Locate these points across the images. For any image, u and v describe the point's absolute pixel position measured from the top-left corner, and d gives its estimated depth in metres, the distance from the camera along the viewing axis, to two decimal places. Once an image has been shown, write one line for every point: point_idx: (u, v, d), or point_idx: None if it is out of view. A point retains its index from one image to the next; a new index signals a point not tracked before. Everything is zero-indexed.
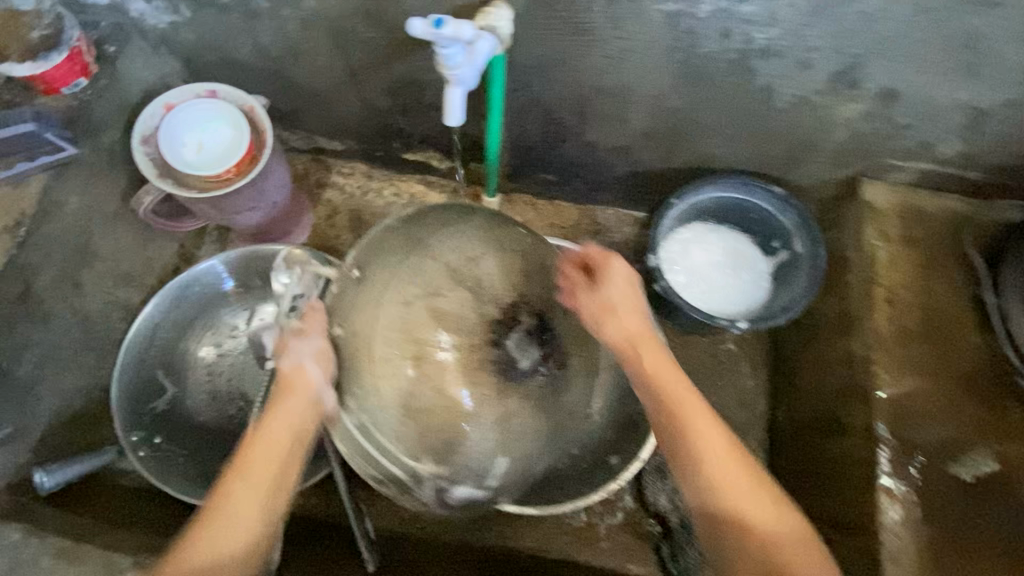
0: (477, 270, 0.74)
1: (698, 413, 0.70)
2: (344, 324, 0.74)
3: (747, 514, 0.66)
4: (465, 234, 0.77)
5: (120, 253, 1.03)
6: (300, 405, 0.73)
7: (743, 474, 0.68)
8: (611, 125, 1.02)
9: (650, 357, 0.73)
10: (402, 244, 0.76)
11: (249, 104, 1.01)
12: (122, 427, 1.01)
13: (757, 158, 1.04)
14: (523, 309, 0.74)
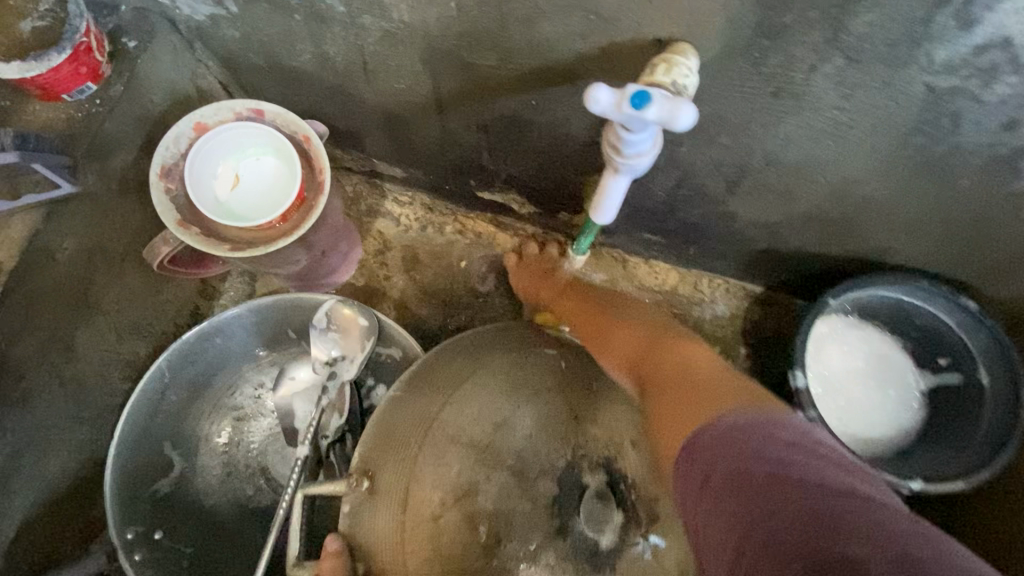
0: (510, 439, 0.69)
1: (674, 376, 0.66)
2: (372, 542, 0.66)
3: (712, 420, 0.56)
4: (487, 401, 0.70)
5: (128, 301, 0.83)
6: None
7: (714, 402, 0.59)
8: (768, 201, 0.78)
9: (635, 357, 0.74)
10: (415, 431, 0.68)
11: (302, 132, 0.77)
12: (116, 523, 0.82)
13: (951, 262, 0.80)
14: (584, 469, 0.68)
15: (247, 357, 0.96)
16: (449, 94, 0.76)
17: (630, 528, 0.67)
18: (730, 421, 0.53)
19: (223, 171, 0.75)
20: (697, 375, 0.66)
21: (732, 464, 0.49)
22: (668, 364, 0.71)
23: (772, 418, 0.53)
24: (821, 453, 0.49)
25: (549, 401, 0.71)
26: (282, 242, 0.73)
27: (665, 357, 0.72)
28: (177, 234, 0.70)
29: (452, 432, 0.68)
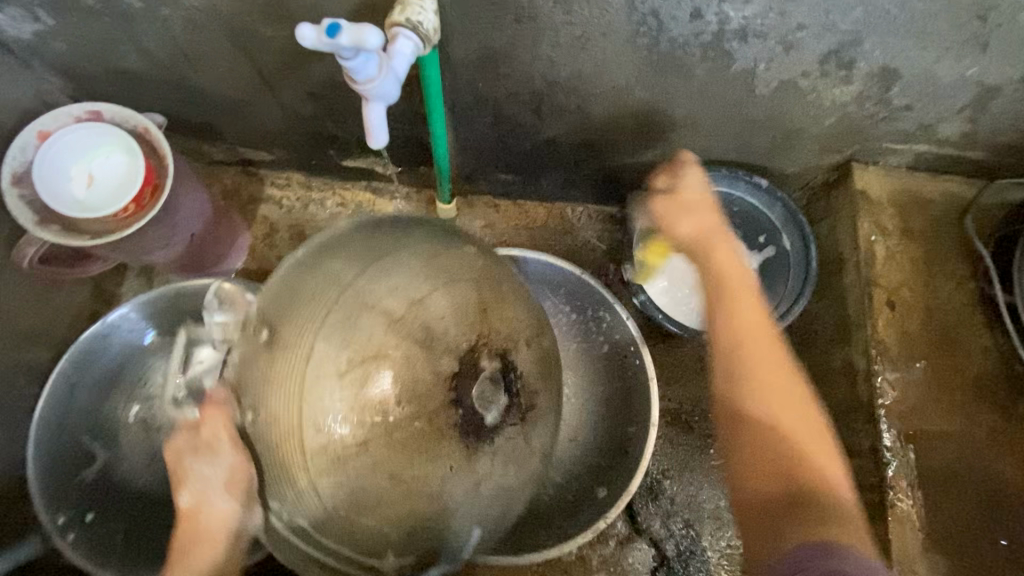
0: (423, 314, 0.62)
1: (766, 371, 0.70)
2: (253, 408, 0.63)
3: (801, 445, 0.66)
4: (403, 267, 0.64)
5: (16, 308, 0.90)
6: (214, 512, 0.71)
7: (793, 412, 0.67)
8: (571, 120, 0.89)
9: (730, 323, 0.73)
10: (324, 288, 0.63)
11: (141, 125, 0.85)
12: (43, 509, 0.89)
13: (739, 147, 0.92)
14: (482, 352, 0.64)
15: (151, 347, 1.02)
16: (270, 67, 0.84)
17: (513, 410, 0.65)
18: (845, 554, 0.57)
19: (76, 172, 0.82)
20: (801, 412, 0.68)
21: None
22: (764, 387, 0.69)
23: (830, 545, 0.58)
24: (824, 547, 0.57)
25: (469, 273, 0.66)
26: (138, 223, 0.81)
27: (760, 379, 0.69)
28: (35, 232, 0.78)
29: (365, 296, 0.62)
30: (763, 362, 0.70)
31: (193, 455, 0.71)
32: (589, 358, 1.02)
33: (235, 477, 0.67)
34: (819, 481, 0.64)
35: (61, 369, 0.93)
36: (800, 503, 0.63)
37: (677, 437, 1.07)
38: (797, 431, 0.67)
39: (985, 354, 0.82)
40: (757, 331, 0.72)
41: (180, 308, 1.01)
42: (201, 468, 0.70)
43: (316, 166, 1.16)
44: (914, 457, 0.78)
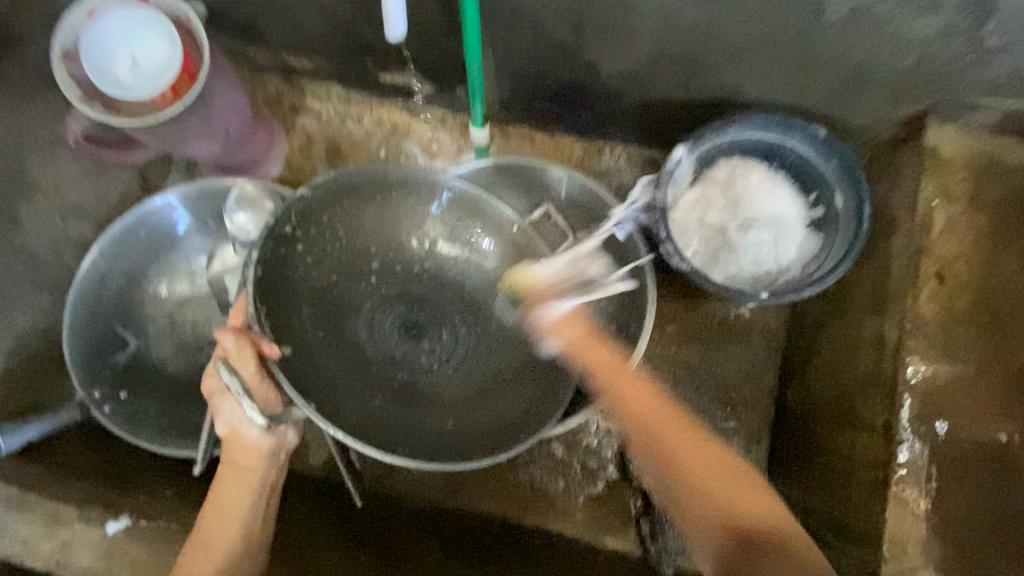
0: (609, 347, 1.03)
1: (696, 456, 0.72)
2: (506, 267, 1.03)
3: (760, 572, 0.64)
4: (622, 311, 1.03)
5: (65, 185, 0.96)
6: (258, 441, 0.85)
7: (733, 497, 0.70)
8: (617, 42, 0.83)
9: (656, 422, 0.74)
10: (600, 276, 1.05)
11: (183, 14, 0.87)
12: (82, 383, 0.94)
13: (798, 91, 0.84)
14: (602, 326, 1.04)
15: (179, 246, 1.07)
16: None
17: None
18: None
19: (121, 55, 0.82)
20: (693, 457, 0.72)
21: None
22: (703, 492, 0.70)
23: None
24: None
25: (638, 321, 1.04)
26: (173, 110, 0.85)
27: (678, 453, 0.72)
28: (81, 108, 0.83)
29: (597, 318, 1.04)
30: (683, 447, 0.73)
31: (239, 433, 0.84)
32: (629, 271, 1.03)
33: (272, 404, 0.86)
34: (754, 566, 0.65)
35: (92, 259, 0.97)
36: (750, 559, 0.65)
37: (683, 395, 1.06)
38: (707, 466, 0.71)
39: None
40: (654, 414, 0.75)
41: (206, 209, 1.06)
42: (243, 434, 0.84)
43: (355, 80, 1.14)
44: (932, 442, 0.72)
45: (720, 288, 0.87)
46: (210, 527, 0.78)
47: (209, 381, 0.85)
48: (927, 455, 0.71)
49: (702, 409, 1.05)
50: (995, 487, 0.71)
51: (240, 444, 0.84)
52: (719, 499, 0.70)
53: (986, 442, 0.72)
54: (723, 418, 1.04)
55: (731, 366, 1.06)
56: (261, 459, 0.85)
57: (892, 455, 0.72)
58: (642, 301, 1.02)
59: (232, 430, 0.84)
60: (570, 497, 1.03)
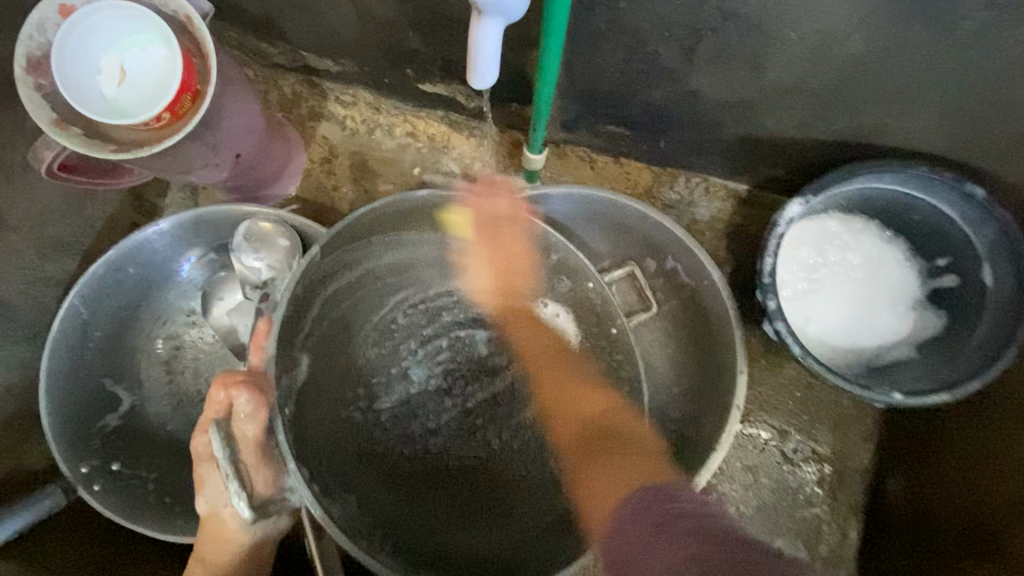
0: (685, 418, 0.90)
1: (585, 398, 0.80)
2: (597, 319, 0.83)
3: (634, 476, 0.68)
4: (703, 374, 0.91)
5: (46, 214, 0.80)
6: (239, 533, 0.70)
7: (600, 400, 0.79)
8: (735, 71, 0.66)
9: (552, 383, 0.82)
10: (683, 333, 0.93)
11: (183, 12, 0.69)
12: (65, 458, 0.79)
13: (961, 140, 0.66)
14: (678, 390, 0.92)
15: (179, 283, 0.91)
16: None
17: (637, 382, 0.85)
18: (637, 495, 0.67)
19: (107, 66, 0.67)
20: (586, 446, 0.77)
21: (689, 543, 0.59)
22: (594, 451, 0.75)
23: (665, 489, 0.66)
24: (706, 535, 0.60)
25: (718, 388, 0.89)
26: (173, 137, 0.67)
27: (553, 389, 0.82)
28: (55, 136, 0.65)
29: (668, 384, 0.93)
30: (557, 380, 0.82)
31: (220, 517, 0.69)
32: (716, 334, 0.89)
33: (267, 491, 0.70)
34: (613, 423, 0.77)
35: (71, 308, 0.81)
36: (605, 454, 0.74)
37: (763, 473, 0.91)
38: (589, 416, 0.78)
39: None
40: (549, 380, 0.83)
41: (207, 239, 0.89)
42: (226, 518, 0.69)
43: (388, 86, 0.96)
44: None
45: (840, 380, 0.72)
46: None
47: (199, 441, 0.70)
48: None
49: (785, 492, 0.91)
50: None
51: (218, 534, 0.69)
52: (613, 430, 0.77)
53: None
54: (808, 505, 0.90)
55: (820, 443, 0.91)
56: (237, 556, 0.70)
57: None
58: (727, 391, 0.85)
59: (215, 511, 0.70)
60: None
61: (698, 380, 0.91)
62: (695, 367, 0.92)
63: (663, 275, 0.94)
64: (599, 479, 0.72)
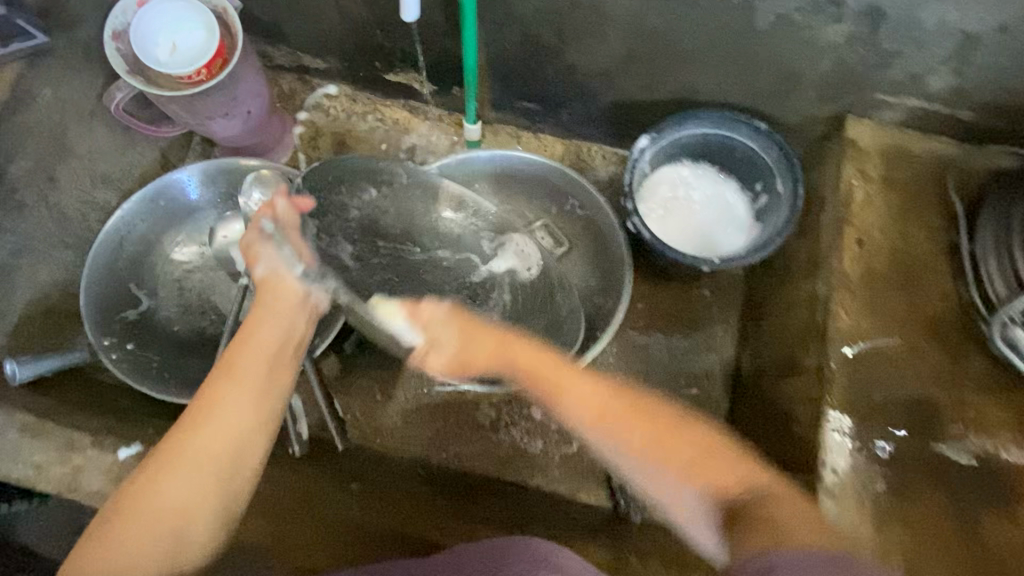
0: (593, 320, 1.15)
1: (561, 364, 0.64)
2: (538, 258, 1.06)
3: (663, 447, 0.59)
4: (601, 283, 1.18)
5: (98, 153, 1.07)
6: (294, 290, 0.73)
7: (590, 380, 0.63)
8: (589, 43, 0.99)
9: (627, 408, 0.61)
10: (589, 256, 1.21)
11: (221, 7, 1.01)
12: (93, 331, 1.02)
13: (743, 91, 1.00)
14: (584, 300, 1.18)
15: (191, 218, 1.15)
16: None
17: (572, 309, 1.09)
18: (775, 562, 0.52)
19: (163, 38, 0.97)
20: (636, 413, 0.61)
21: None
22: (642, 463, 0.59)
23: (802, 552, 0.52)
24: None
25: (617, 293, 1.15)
26: (208, 85, 0.97)
27: (581, 393, 0.62)
28: (126, 79, 0.95)
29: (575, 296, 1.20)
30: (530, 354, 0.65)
31: (277, 283, 0.72)
32: (611, 252, 1.17)
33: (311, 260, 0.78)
34: (757, 500, 0.57)
35: (114, 224, 1.05)
36: (739, 521, 0.56)
37: (650, 364, 1.16)
38: (683, 434, 0.60)
39: (941, 300, 0.87)
40: (516, 351, 0.65)
41: (222, 183, 1.13)
42: (286, 282, 0.73)
43: (364, 80, 1.28)
44: (861, 388, 0.83)
45: (675, 255, 1.00)
46: (231, 407, 0.62)
47: (250, 231, 0.76)
48: (853, 400, 0.83)
49: (669, 376, 1.15)
50: (914, 424, 0.81)
51: (276, 295, 0.72)
52: (615, 421, 0.60)
53: (910, 393, 0.83)
54: (686, 386, 1.14)
55: (696, 340, 1.17)
56: (292, 312, 0.72)
57: (824, 412, 0.82)
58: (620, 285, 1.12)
59: (272, 274, 0.73)
60: (546, 455, 1.11)
61: (598, 289, 1.18)
62: (597, 279, 1.19)
63: (570, 214, 1.23)
64: (677, 439, 0.59)
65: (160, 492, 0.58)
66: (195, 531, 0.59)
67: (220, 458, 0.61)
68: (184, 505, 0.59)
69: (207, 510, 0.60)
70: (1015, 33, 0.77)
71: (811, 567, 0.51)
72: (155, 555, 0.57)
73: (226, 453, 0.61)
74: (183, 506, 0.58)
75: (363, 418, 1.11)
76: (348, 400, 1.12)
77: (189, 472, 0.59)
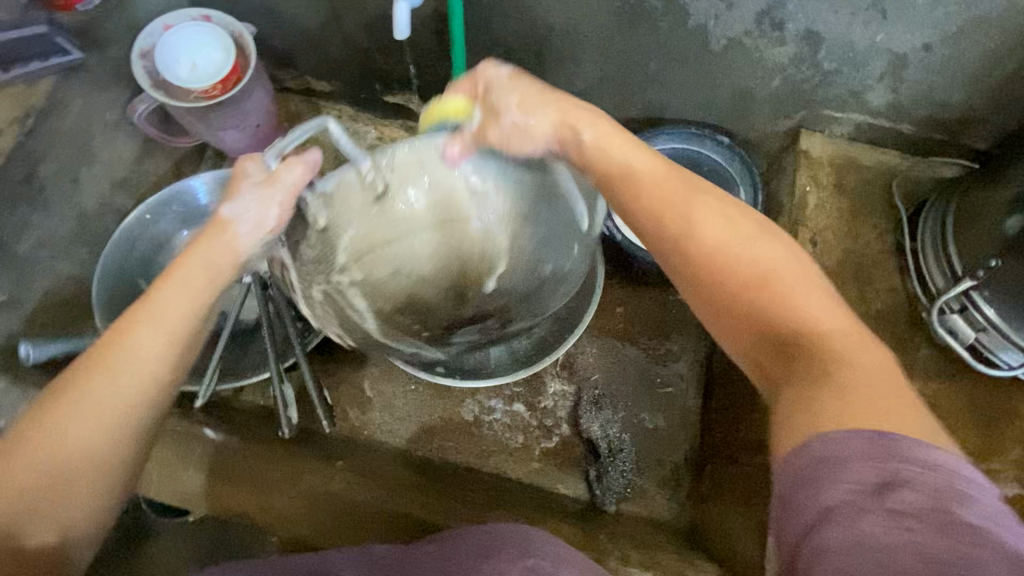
0: None
1: (680, 187, 0.68)
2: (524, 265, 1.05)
3: (758, 276, 0.60)
4: None
5: (117, 160, 1.17)
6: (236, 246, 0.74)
7: (714, 206, 0.65)
8: (566, 65, 1.09)
9: (731, 241, 0.62)
10: None
11: (238, 31, 1.13)
12: (100, 321, 1.09)
13: (706, 108, 1.09)
14: None
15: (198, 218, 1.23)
16: None
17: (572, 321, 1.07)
18: (838, 425, 0.48)
19: None
20: (722, 244, 0.62)
21: (892, 495, 0.43)
22: (730, 287, 0.60)
23: (874, 434, 0.46)
24: (934, 490, 0.44)
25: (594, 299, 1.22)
26: (222, 99, 1.08)
27: (684, 218, 0.65)
28: (150, 92, 1.06)
29: None
30: (677, 182, 0.69)
31: (227, 231, 0.74)
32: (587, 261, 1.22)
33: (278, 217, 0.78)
34: (827, 349, 0.54)
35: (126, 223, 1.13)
36: (797, 360, 0.55)
37: (628, 364, 1.21)
38: (789, 281, 0.59)
39: (888, 293, 0.95)
40: (635, 160, 0.72)
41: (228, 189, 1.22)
42: (240, 233, 0.74)
43: (364, 101, 1.40)
44: None
45: None
46: (143, 349, 0.65)
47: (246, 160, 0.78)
48: None
49: (646, 376, 1.20)
50: None
51: (223, 241, 0.73)
52: (701, 248, 0.63)
53: None
54: (663, 384, 1.19)
55: (672, 341, 1.23)
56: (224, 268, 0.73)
57: None
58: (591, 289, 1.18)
59: (234, 219, 0.74)
60: (527, 449, 1.15)
61: None
62: None
63: None
64: (769, 269, 0.60)
65: (67, 439, 0.61)
66: (98, 480, 0.63)
67: (129, 406, 0.64)
68: (88, 450, 0.62)
69: (96, 454, 0.62)
70: (938, 51, 0.86)
71: (863, 437, 0.46)
72: (39, 484, 0.60)
73: (128, 400, 0.64)
74: (79, 450, 0.61)
75: (353, 410, 1.16)
76: (339, 393, 1.17)
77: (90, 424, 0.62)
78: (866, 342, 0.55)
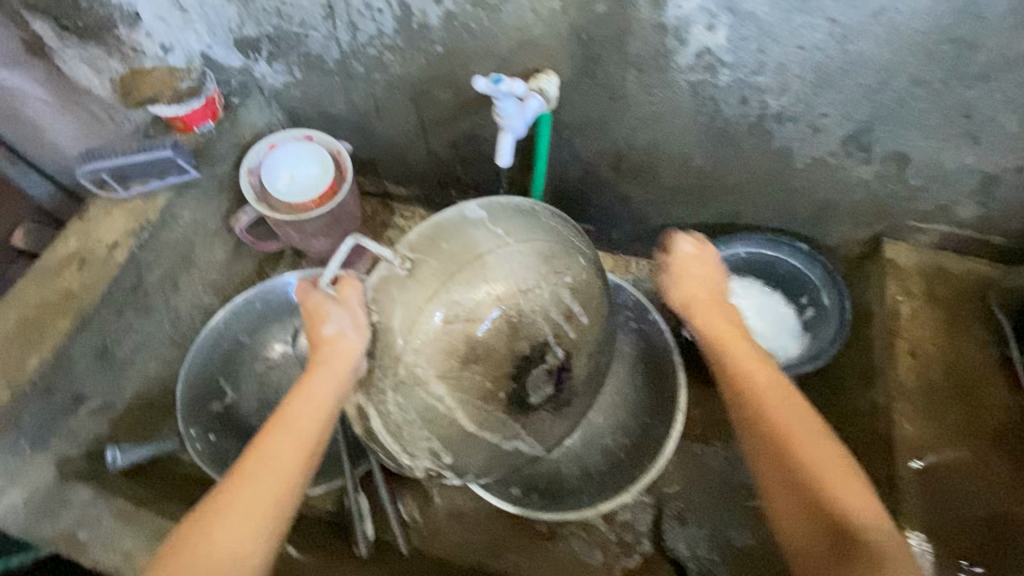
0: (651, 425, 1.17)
1: (746, 353, 0.79)
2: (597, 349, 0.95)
3: (816, 461, 0.69)
4: None
5: (212, 264, 1.23)
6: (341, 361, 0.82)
7: (767, 381, 0.76)
8: (644, 177, 1.13)
9: (787, 418, 0.73)
10: None
11: (336, 148, 1.21)
12: (183, 420, 1.11)
13: (784, 216, 1.11)
14: None
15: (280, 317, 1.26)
16: (431, 119, 1.18)
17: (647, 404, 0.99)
18: None
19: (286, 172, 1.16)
20: (796, 420, 0.73)
21: None
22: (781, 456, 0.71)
23: None
24: None
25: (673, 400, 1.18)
26: (316, 211, 1.14)
27: (754, 386, 0.76)
28: (254, 205, 1.14)
29: None
30: (743, 355, 0.79)
31: (331, 349, 0.82)
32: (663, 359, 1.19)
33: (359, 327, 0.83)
34: (862, 537, 0.64)
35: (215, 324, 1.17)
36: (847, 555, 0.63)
37: (709, 473, 1.16)
38: (819, 458, 0.69)
39: (1001, 410, 0.90)
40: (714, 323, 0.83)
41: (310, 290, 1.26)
42: (348, 343, 0.82)
43: (436, 204, 1.47)
44: (933, 499, 0.85)
45: None
46: (265, 475, 0.75)
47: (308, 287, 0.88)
48: (930, 512, 0.84)
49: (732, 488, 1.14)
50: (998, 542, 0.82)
51: (333, 357, 0.82)
52: (773, 427, 0.72)
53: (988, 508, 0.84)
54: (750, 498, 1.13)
55: None
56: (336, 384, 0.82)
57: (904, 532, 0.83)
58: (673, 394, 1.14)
59: (334, 337, 0.82)
60: (608, 567, 1.08)
61: None
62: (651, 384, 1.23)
63: None
64: (816, 453, 0.70)
65: (210, 558, 0.69)
66: None
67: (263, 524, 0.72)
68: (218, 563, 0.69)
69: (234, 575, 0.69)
70: None
71: None
72: None
73: (255, 525, 0.72)
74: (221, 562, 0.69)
75: (427, 518, 1.13)
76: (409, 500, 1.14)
77: (229, 535, 0.71)
78: (888, 526, 0.66)
